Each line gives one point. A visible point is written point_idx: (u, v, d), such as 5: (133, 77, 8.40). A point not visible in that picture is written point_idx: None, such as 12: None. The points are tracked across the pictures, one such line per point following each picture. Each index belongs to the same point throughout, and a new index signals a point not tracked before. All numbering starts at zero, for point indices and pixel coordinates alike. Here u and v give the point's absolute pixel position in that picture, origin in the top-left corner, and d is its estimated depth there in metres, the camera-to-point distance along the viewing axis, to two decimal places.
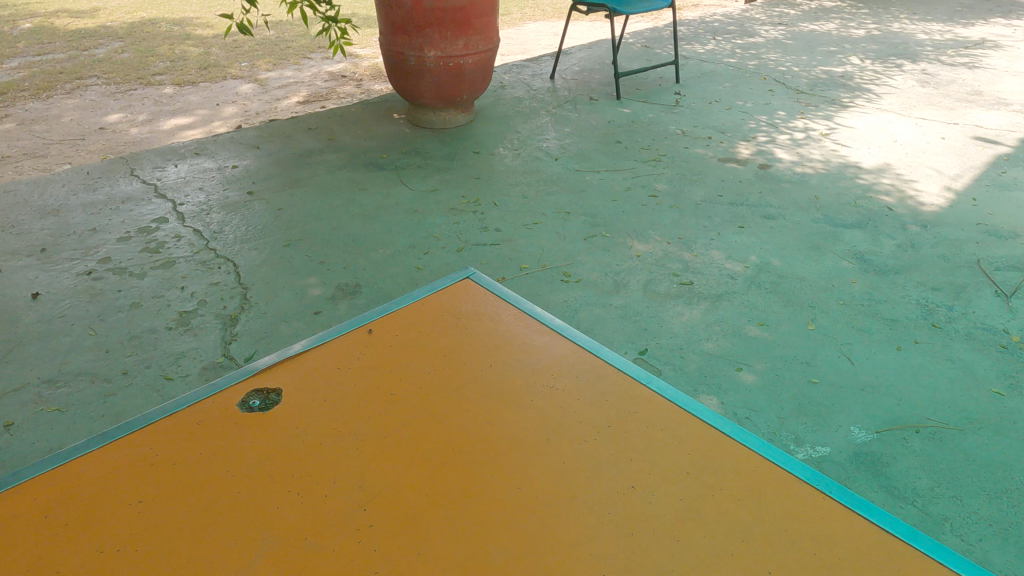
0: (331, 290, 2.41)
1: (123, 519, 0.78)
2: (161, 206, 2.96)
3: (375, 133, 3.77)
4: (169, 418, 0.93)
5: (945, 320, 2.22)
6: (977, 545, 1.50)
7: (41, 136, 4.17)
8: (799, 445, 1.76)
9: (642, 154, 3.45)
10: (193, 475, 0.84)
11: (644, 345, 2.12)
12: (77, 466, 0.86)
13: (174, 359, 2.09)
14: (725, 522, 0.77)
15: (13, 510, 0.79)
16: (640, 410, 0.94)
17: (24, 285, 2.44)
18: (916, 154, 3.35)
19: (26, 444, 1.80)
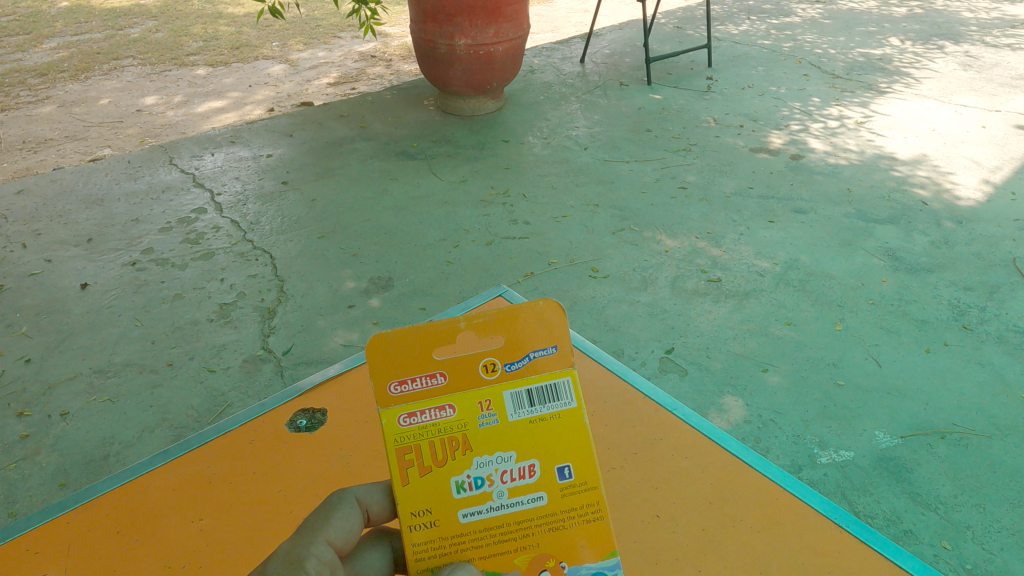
0: (364, 284, 2.47)
1: (182, 526, 0.89)
2: (199, 196, 3.04)
3: (406, 120, 3.81)
4: (223, 435, 1.05)
5: (976, 321, 2.21)
6: (999, 553, 1.52)
7: (81, 118, 4.28)
8: (823, 448, 1.79)
9: (672, 143, 3.43)
10: (245, 489, 0.94)
11: (670, 344, 2.15)
12: (143, 481, 0.98)
13: (216, 351, 2.18)
14: (744, 553, 0.82)
15: (90, 518, 0.91)
16: (666, 438, 1.00)
17: (73, 275, 2.55)
18: (954, 145, 3.28)
19: (81, 433, 1.90)
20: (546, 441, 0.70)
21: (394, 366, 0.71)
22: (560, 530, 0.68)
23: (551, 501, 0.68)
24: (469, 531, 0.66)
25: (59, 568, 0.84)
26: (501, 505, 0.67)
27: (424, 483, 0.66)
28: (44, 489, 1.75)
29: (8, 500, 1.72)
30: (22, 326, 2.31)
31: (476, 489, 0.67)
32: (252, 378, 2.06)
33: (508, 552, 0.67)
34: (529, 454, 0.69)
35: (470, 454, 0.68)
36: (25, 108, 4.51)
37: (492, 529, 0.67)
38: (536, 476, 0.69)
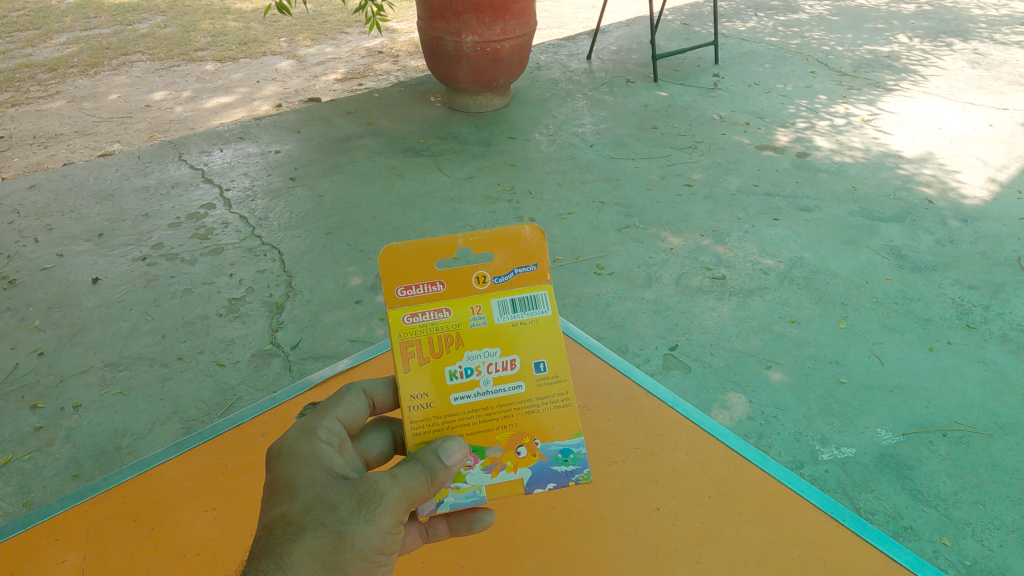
0: (371, 280, 2.49)
1: (197, 520, 0.92)
2: (208, 191, 3.07)
3: (413, 117, 3.83)
4: (235, 429, 1.07)
5: (980, 320, 2.22)
6: (998, 550, 1.54)
7: (91, 114, 4.32)
8: (825, 445, 1.80)
9: (678, 140, 3.44)
10: (257, 483, 0.97)
11: (674, 341, 2.16)
12: (156, 472, 1.00)
13: (225, 345, 2.21)
14: (743, 548, 0.84)
15: (107, 510, 0.94)
16: (668, 433, 1.02)
17: (84, 270, 2.58)
18: (961, 143, 3.28)
19: (93, 425, 1.94)
20: (530, 340, 0.76)
21: (399, 273, 0.77)
22: (536, 413, 0.75)
23: (530, 388, 0.75)
24: (460, 414, 0.73)
25: (81, 558, 0.87)
26: (486, 391, 0.74)
27: (422, 372, 0.73)
28: (58, 480, 1.78)
29: (22, 491, 1.75)
30: (35, 320, 2.34)
31: (466, 377, 0.74)
32: (260, 373, 2.09)
33: (490, 429, 0.73)
34: (512, 349, 0.75)
35: (461, 348, 0.74)
36: (35, 103, 4.55)
37: (477, 412, 0.73)
38: (517, 369, 0.75)
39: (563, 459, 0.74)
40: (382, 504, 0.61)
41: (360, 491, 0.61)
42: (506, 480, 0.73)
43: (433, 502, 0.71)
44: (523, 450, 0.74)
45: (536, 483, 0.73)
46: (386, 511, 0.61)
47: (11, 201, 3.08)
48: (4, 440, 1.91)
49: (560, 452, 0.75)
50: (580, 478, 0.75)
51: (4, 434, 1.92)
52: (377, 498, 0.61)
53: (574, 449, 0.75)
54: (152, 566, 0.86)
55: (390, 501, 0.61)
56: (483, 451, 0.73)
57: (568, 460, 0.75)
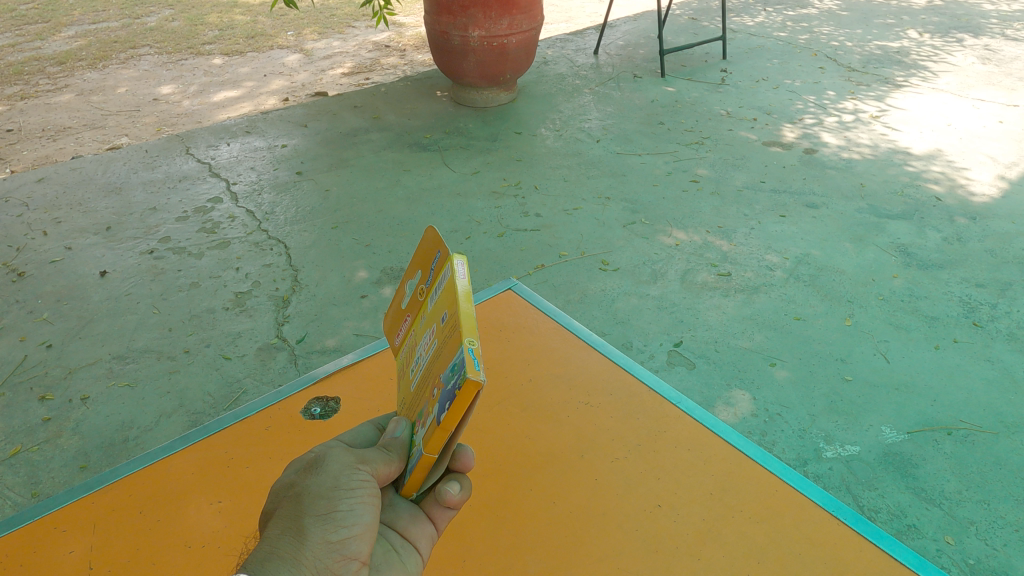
0: (376, 275, 2.50)
1: (202, 514, 0.93)
2: (215, 185, 3.09)
3: (420, 112, 3.83)
4: (240, 422, 1.08)
5: (987, 318, 2.20)
6: (1002, 549, 1.53)
7: (99, 107, 4.34)
8: (828, 443, 1.80)
9: (685, 136, 3.42)
10: (261, 477, 0.98)
11: (679, 338, 2.16)
12: (162, 464, 1.01)
13: (231, 339, 2.22)
14: (743, 544, 0.85)
15: (115, 502, 0.95)
16: (671, 430, 1.02)
17: (92, 263, 2.60)
18: (970, 140, 3.26)
19: (101, 417, 1.95)
20: (438, 300, 0.63)
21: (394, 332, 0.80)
22: (443, 355, 0.58)
23: (440, 338, 0.60)
24: (412, 401, 0.65)
25: (88, 549, 0.88)
26: (421, 365, 0.64)
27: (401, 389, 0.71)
28: (66, 471, 1.80)
29: (31, 482, 1.77)
30: (43, 312, 2.36)
31: (416, 367, 0.67)
32: (266, 366, 2.10)
33: (426, 393, 0.61)
34: (432, 316, 0.64)
35: (415, 350, 0.69)
36: (45, 96, 4.58)
37: (419, 388, 0.64)
38: (434, 329, 0.62)
39: (450, 373, 0.53)
40: (328, 459, 0.61)
41: (310, 463, 0.62)
42: (429, 426, 0.56)
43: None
44: (434, 390, 0.57)
45: (441, 412, 0.53)
46: (335, 461, 0.60)
47: (20, 194, 3.10)
48: (12, 431, 1.93)
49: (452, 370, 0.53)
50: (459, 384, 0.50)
51: (13, 425, 1.94)
52: (324, 459, 0.61)
53: (457, 357, 0.52)
54: (158, 557, 0.87)
55: (334, 453, 0.61)
56: (421, 414, 0.60)
57: (452, 372, 0.52)
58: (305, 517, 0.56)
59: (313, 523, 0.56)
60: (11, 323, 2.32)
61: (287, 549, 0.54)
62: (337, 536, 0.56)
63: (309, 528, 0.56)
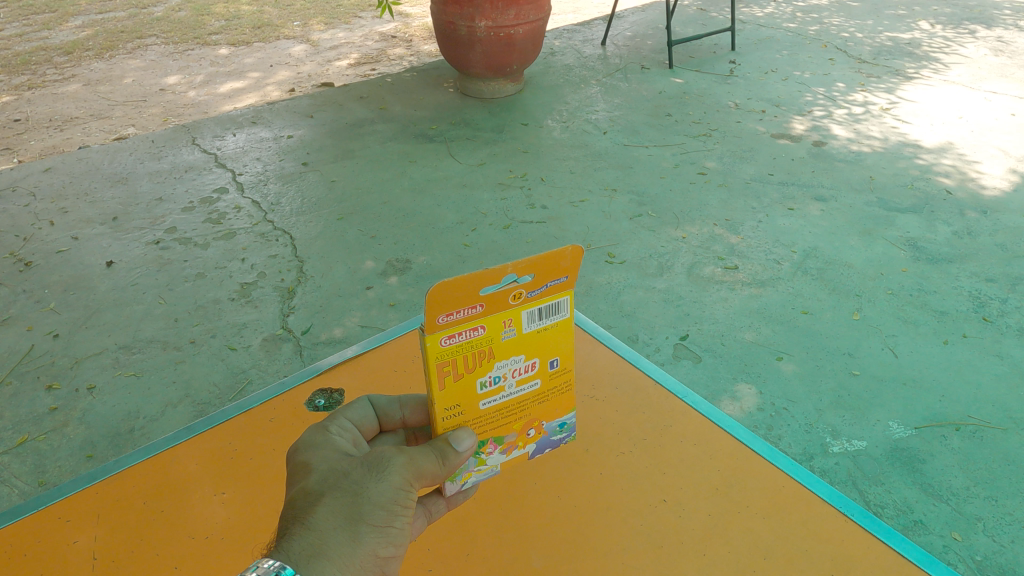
0: (382, 266, 2.50)
1: (206, 505, 0.92)
2: (221, 175, 3.09)
3: (426, 102, 3.82)
4: (243, 414, 1.08)
5: (997, 313, 2.18)
6: (1010, 546, 1.52)
7: (105, 97, 4.33)
8: (835, 437, 1.79)
9: (693, 128, 3.40)
10: (265, 470, 0.97)
11: (685, 331, 2.15)
12: (165, 455, 1.01)
13: (237, 330, 2.22)
14: (750, 540, 0.84)
15: (118, 492, 0.95)
16: (677, 424, 1.02)
17: (98, 253, 2.60)
18: (982, 133, 3.22)
19: (107, 406, 1.96)
20: (551, 344, 0.73)
21: (441, 302, 0.63)
22: (550, 402, 0.76)
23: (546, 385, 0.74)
24: (484, 418, 0.72)
25: (93, 539, 0.88)
26: (503, 390, 0.71)
27: (451, 391, 0.68)
28: (72, 460, 1.81)
29: (38, 470, 1.78)
30: (50, 302, 2.37)
31: (494, 385, 0.70)
32: (272, 357, 2.11)
33: (509, 422, 0.74)
34: (536, 352, 0.72)
35: (491, 363, 0.69)
36: (52, 86, 4.57)
37: (498, 412, 0.72)
38: (539, 370, 0.73)
39: (559, 430, 0.79)
40: (391, 466, 0.64)
41: (371, 457, 0.65)
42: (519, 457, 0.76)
43: (456, 482, 0.74)
44: (532, 431, 0.76)
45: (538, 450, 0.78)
46: (397, 471, 0.64)
47: (27, 184, 3.10)
48: (20, 420, 1.94)
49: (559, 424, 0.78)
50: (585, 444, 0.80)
51: (21, 414, 1.95)
52: (387, 462, 0.64)
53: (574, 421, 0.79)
54: (161, 547, 0.87)
55: (400, 462, 0.64)
56: (501, 438, 0.74)
57: (563, 428, 0.79)
58: (364, 525, 0.60)
59: (367, 531, 0.61)
60: (19, 313, 2.33)
61: (337, 551, 0.58)
62: (384, 551, 0.62)
63: (364, 536, 0.60)
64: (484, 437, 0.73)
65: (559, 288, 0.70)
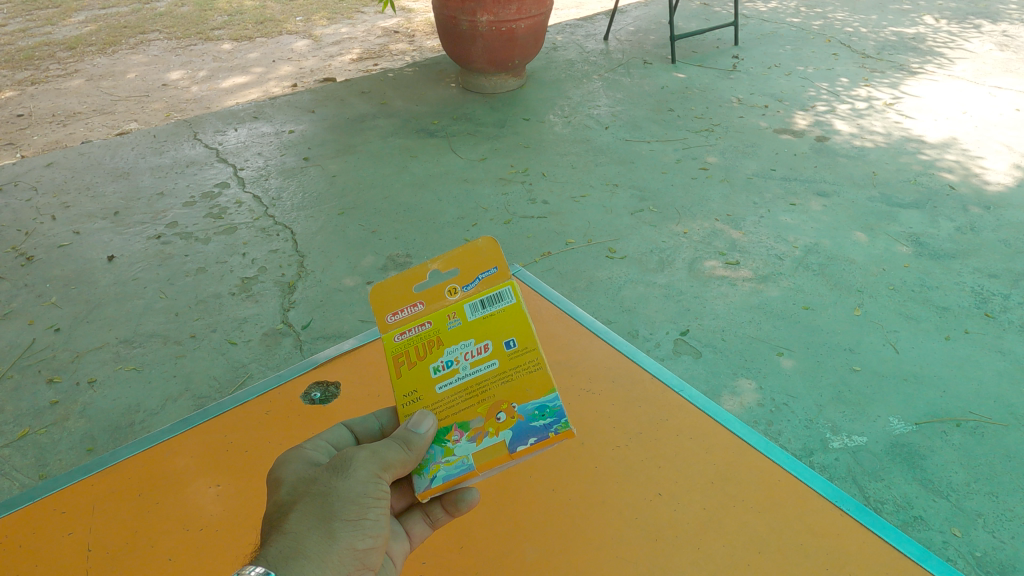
0: (382, 261, 2.49)
1: (202, 497, 0.93)
2: (223, 170, 3.09)
3: (428, 97, 3.81)
4: (240, 406, 1.08)
5: (999, 309, 2.17)
6: (1009, 542, 1.51)
7: (109, 92, 4.33)
8: (835, 433, 1.78)
9: (695, 123, 3.39)
10: (261, 462, 0.97)
11: (685, 326, 2.15)
12: (161, 448, 1.01)
13: (237, 324, 2.22)
14: (744, 533, 0.84)
15: (114, 484, 0.96)
16: (673, 417, 1.01)
17: (100, 247, 2.61)
18: (986, 128, 3.21)
19: (107, 400, 1.96)
20: (495, 332, 0.82)
21: (388, 306, 0.87)
22: (511, 384, 0.78)
23: (502, 368, 0.80)
24: (446, 401, 0.78)
25: (87, 531, 0.88)
26: (458, 370, 0.80)
27: (407, 378, 0.80)
28: (73, 453, 1.81)
29: (38, 464, 1.79)
30: (52, 296, 2.37)
31: (447, 368, 0.80)
32: (272, 351, 2.11)
33: (474, 406, 0.77)
34: (483, 336, 0.81)
35: (439, 350, 0.81)
36: (55, 81, 4.58)
37: (458, 395, 0.78)
38: (489, 354, 0.80)
39: (540, 415, 0.76)
40: (355, 462, 0.65)
41: (335, 459, 0.66)
42: (491, 444, 0.74)
43: (425, 478, 0.72)
44: (501, 415, 0.76)
45: (519, 439, 0.74)
46: (362, 467, 0.65)
47: (29, 178, 3.11)
48: (21, 413, 1.95)
49: (537, 410, 0.76)
50: (561, 426, 0.73)
51: (22, 408, 1.96)
52: (350, 461, 0.65)
53: (548, 404, 0.76)
54: (156, 538, 0.88)
55: (362, 457, 0.65)
56: (468, 424, 0.76)
57: (545, 414, 0.75)
58: (337, 521, 0.60)
59: (342, 528, 0.61)
60: (20, 307, 2.33)
61: (314, 550, 0.58)
62: (361, 545, 0.62)
63: (339, 532, 0.60)
64: (448, 424, 0.76)
65: (489, 283, 0.87)
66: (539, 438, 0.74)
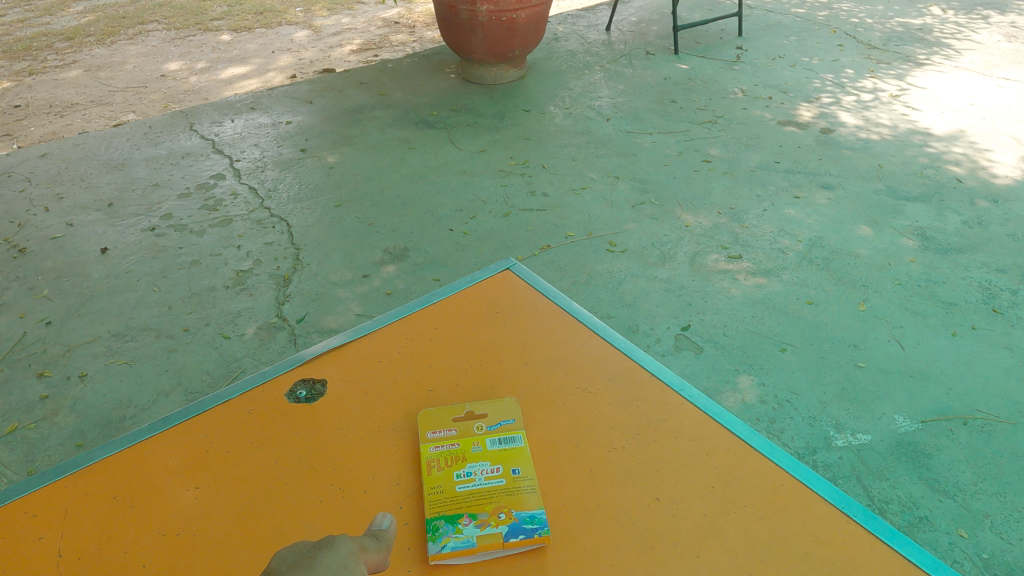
0: (380, 254, 2.45)
1: (179, 502, 0.89)
2: (218, 162, 3.05)
3: (428, 88, 3.76)
4: (222, 405, 1.03)
5: (1007, 305, 2.13)
6: (1017, 544, 1.48)
7: (106, 82, 4.29)
8: (839, 431, 1.75)
9: (698, 115, 3.34)
10: (243, 466, 0.94)
11: (687, 321, 2.11)
12: (139, 449, 0.97)
13: (231, 318, 2.19)
14: (747, 542, 0.80)
15: (88, 487, 0.92)
16: (671, 418, 0.98)
17: (93, 239, 2.57)
18: (993, 121, 3.15)
19: (98, 395, 1.93)
20: (512, 452, 0.92)
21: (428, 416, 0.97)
22: (514, 496, 0.85)
23: (514, 481, 0.87)
24: (456, 499, 0.85)
25: (59, 537, 0.85)
26: (473, 478, 0.88)
27: (432, 475, 0.88)
28: (62, 449, 1.78)
29: (27, 459, 1.76)
30: (43, 289, 2.34)
31: (465, 475, 0.88)
32: (266, 346, 2.07)
33: (483, 503, 0.84)
34: (498, 458, 0.91)
35: (464, 461, 0.90)
36: (52, 72, 4.53)
37: (472, 495, 0.85)
38: (504, 469, 0.89)
39: (532, 521, 0.82)
40: None
41: None
42: (490, 535, 0.80)
43: (437, 544, 0.79)
44: (502, 513, 0.83)
45: (513, 532, 0.80)
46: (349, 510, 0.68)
47: (23, 169, 3.07)
48: (10, 408, 1.91)
49: (531, 516, 0.83)
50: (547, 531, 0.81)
51: (11, 402, 1.93)
52: None
53: (541, 513, 0.83)
54: (130, 544, 0.84)
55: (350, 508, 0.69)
56: (475, 514, 0.82)
57: (536, 522, 0.82)
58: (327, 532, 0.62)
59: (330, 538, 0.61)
60: (12, 300, 2.30)
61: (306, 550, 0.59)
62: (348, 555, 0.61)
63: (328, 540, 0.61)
64: (460, 511, 0.83)
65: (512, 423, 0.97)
66: (528, 540, 0.80)
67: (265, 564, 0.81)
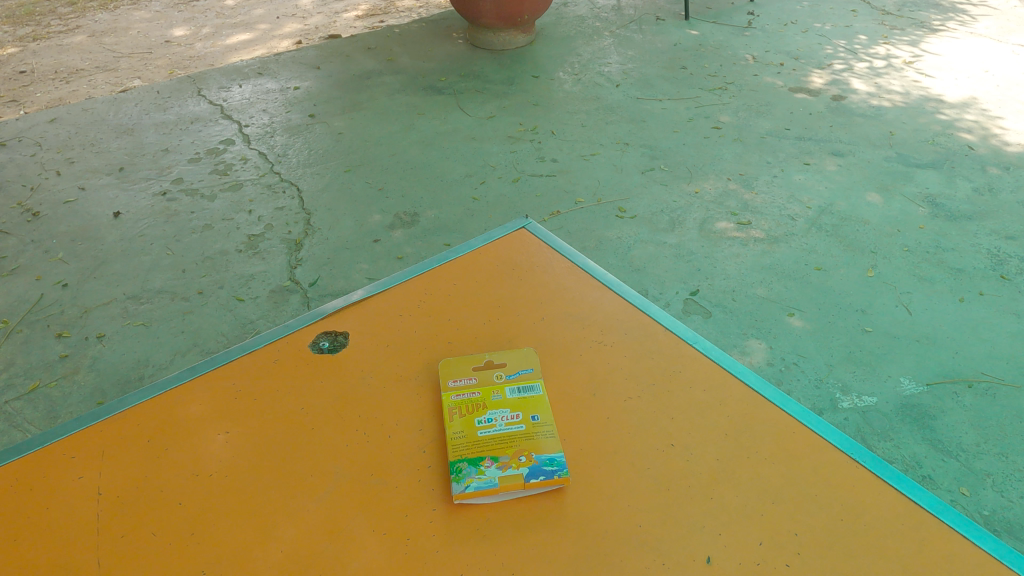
0: (390, 219, 2.47)
1: (211, 445, 0.92)
2: (227, 127, 3.05)
3: (435, 53, 3.73)
4: (249, 355, 1.06)
5: (1015, 271, 2.13)
6: (1017, 501, 1.51)
7: (111, 48, 4.27)
8: (845, 393, 1.77)
9: (708, 81, 3.31)
10: (271, 412, 0.97)
11: (695, 286, 2.13)
12: (169, 395, 1.00)
13: (244, 281, 2.21)
14: (759, 484, 0.83)
15: (123, 431, 0.95)
16: (686, 369, 1.00)
17: (106, 204, 2.59)
18: (1007, 87, 3.12)
19: (117, 354, 1.97)
20: (531, 400, 0.94)
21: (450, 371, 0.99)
22: (534, 441, 0.88)
23: (534, 427, 0.90)
24: (478, 442, 0.87)
25: (99, 476, 0.89)
26: (494, 424, 0.90)
27: (454, 422, 0.91)
28: (83, 406, 1.82)
29: (49, 416, 1.80)
30: (58, 252, 2.36)
31: (486, 422, 0.91)
32: (278, 308, 2.10)
33: (504, 446, 0.87)
34: (518, 406, 0.93)
35: (484, 409, 0.93)
36: (57, 38, 4.51)
37: (493, 439, 0.88)
38: (524, 416, 0.92)
39: (551, 464, 0.85)
40: None
41: None
42: (512, 476, 0.83)
43: (460, 484, 0.82)
44: (523, 456, 0.86)
45: (533, 474, 0.83)
46: None
47: (33, 135, 3.08)
48: (30, 366, 1.95)
49: (551, 458, 0.86)
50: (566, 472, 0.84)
51: (31, 361, 1.96)
52: None
53: (560, 456, 0.86)
54: (166, 483, 0.88)
55: None
56: (497, 457, 0.85)
57: (555, 464, 0.85)
58: None
59: None
60: (28, 263, 2.32)
61: None
62: None
63: None
64: (482, 453, 0.86)
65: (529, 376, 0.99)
66: (549, 481, 0.83)
67: (296, 502, 0.84)
